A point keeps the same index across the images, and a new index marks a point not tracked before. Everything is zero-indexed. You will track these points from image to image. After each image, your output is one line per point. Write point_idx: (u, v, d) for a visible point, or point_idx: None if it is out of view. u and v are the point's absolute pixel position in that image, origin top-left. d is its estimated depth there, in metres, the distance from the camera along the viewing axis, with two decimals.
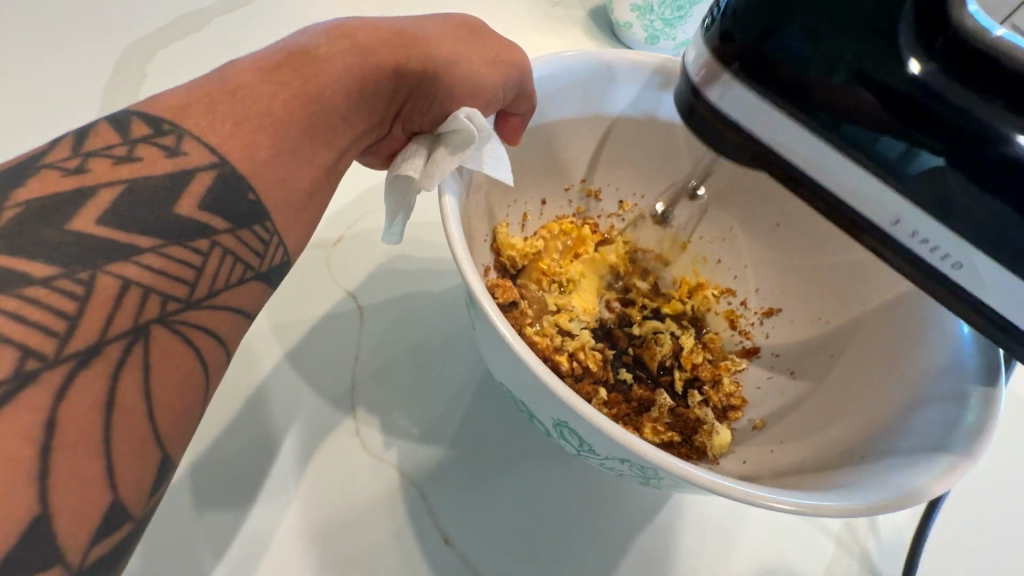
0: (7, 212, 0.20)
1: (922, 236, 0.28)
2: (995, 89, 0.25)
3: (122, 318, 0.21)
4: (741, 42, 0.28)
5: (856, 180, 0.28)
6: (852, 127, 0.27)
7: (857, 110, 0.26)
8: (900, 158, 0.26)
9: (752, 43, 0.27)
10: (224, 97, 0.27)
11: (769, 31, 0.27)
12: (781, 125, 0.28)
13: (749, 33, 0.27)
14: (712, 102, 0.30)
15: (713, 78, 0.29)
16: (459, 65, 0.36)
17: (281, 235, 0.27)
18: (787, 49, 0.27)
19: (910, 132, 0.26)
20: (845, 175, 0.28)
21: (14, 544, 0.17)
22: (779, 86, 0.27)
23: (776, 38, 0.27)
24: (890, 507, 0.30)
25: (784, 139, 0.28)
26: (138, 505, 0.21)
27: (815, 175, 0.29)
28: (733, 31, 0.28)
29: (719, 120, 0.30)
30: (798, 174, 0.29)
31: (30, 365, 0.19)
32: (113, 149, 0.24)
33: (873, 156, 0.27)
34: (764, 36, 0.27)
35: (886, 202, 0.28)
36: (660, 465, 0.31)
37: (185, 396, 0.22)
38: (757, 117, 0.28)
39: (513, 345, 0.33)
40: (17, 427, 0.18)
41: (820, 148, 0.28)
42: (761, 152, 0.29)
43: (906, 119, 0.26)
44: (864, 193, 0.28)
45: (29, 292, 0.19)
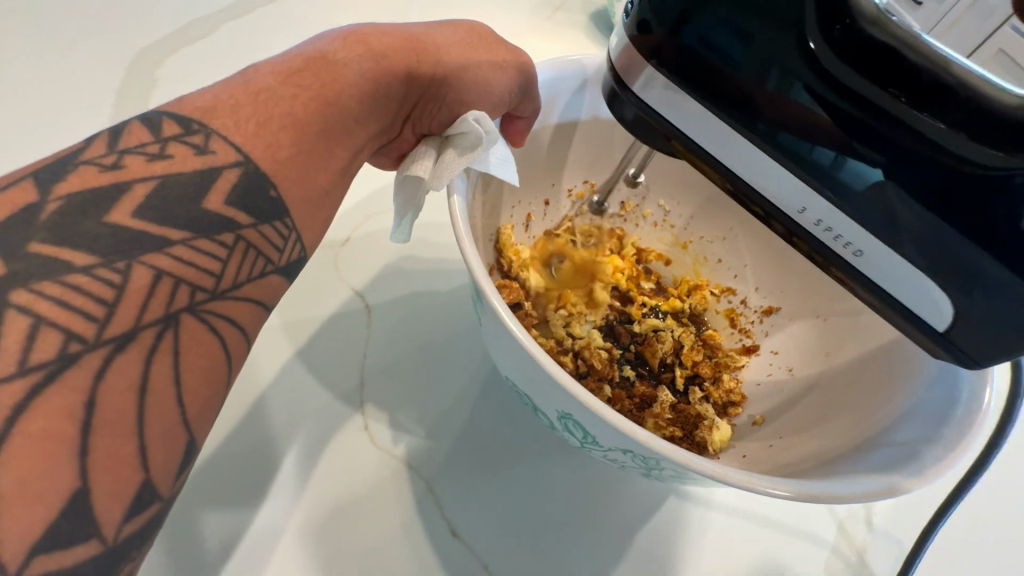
0: (49, 205, 0.22)
1: (844, 232, 0.29)
2: (897, 84, 0.26)
3: (155, 306, 0.22)
4: (660, 35, 0.29)
5: (780, 175, 0.30)
6: (784, 133, 0.28)
7: (778, 110, 0.28)
8: (823, 157, 0.28)
9: (669, 37, 0.29)
10: (248, 99, 0.28)
11: (685, 23, 0.28)
12: (701, 123, 0.30)
13: (665, 27, 0.29)
14: (640, 97, 0.32)
15: (636, 69, 0.31)
16: (468, 70, 0.38)
17: (300, 231, 0.29)
18: (708, 46, 0.28)
19: (847, 139, 0.28)
20: (768, 171, 0.30)
21: (57, 516, 0.18)
22: (702, 83, 0.29)
23: (693, 32, 0.28)
24: (884, 496, 0.32)
25: (709, 136, 0.30)
26: (167, 486, 0.22)
27: (740, 170, 0.31)
28: (652, 22, 0.29)
29: (652, 117, 0.32)
30: (727, 172, 0.31)
31: (72, 347, 0.20)
32: (145, 147, 0.25)
33: (789, 155, 0.29)
34: (682, 33, 0.29)
35: (809, 199, 0.29)
36: (663, 455, 0.32)
37: (211, 381, 0.24)
38: (682, 111, 0.30)
39: (521, 339, 0.34)
40: (61, 405, 0.19)
41: (744, 145, 0.30)
42: (686, 143, 0.32)
43: (832, 117, 0.27)
44: (785, 190, 0.30)
45: (71, 279, 0.21)
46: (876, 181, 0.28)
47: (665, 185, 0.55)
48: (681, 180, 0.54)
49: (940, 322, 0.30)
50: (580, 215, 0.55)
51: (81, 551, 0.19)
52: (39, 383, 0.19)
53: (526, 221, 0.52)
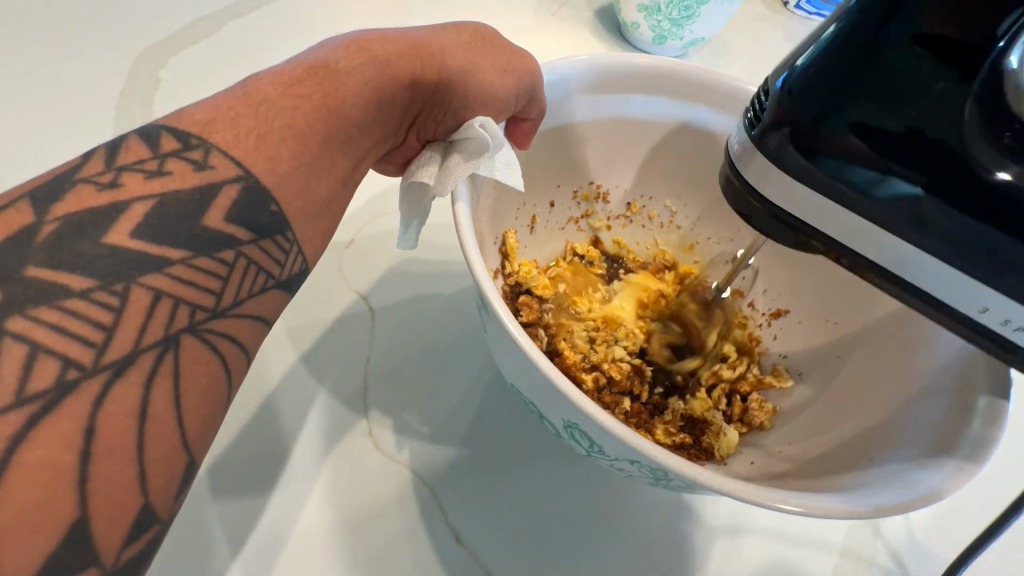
0: (44, 226, 0.21)
1: (920, 264, 0.29)
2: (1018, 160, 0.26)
3: (155, 328, 0.22)
4: (797, 120, 0.28)
5: (857, 222, 0.29)
6: (863, 173, 0.28)
7: (863, 160, 0.28)
8: (897, 195, 0.28)
9: (805, 125, 0.28)
10: (247, 110, 0.28)
11: (822, 119, 0.28)
12: (799, 197, 0.30)
13: (803, 118, 0.28)
14: (753, 183, 0.31)
15: (751, 157, 0.31)
16: (473, 74, 0.37)
17: (301, 244, 0.28)
18: (838, 132, 0.28)
19: (909, 175, 0.27)
20: (855, 230, 0.29)
21: (55, 546, 0.18)
22: (817, 155, 0.28)
23: (828, 123, 0.28)
24: (897, 510, 0.31)
25: (816, 213, 0.30)
26: (166, 508, 0.22)
27: (821, 226, 0.30)
28: (787, 111, 0.29)
29: (758, 198, 0.31)
30: (800, 224, 0.31)
31: (70, 374, 0.20)
32: (143, 163, 0.24)
33: (855, 189, 0.28)
34: (818, 121, 0.28)
35: (881, 245, 0.29)
36: (669, 467, 0.32)
37: (212, 402, 0.23)
38: (800, 202, 0.30)
39: (525, 350, 0.34)
40: (59, 434, 0.19)
41: (821, 199, 0.29)
42: (802, 229, 0.31)
43: (899, 164, 0.27)
44: (884, 250, 0.29)
45: (68, 304, 0.20)
46: (912, 195, 0.27)
47: (675, 189, 0.54)
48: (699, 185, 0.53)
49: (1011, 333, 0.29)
50: (585, 217, 0.54)
51: None
52: (36, 412, 0.19)
53: (531, 224, 0.51)
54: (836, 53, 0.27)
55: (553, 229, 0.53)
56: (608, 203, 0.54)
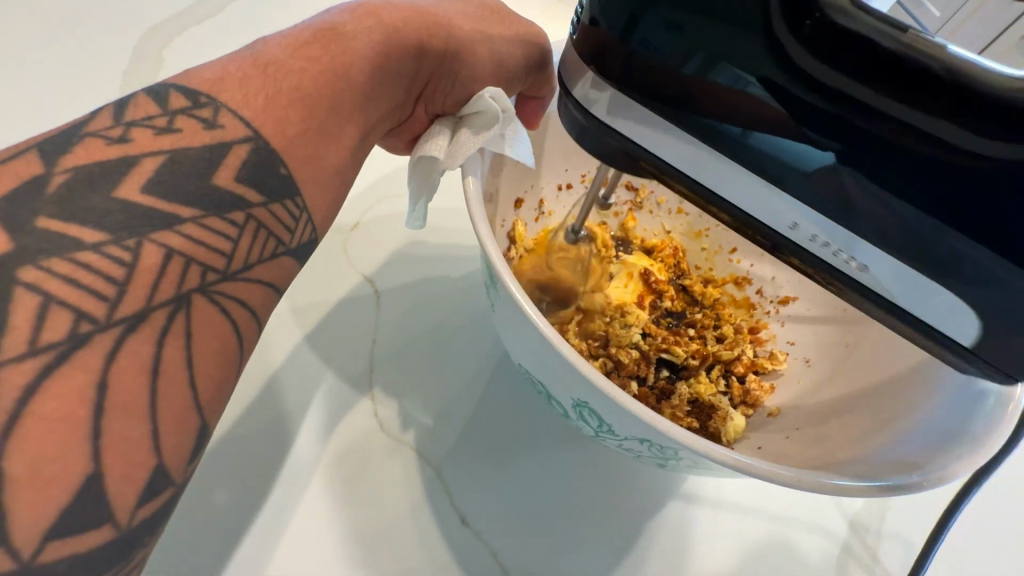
0: (54, 178, 0.21)
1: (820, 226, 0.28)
2: (909, 87, 0.24)
3: (166, 286, 0.21)
4: (605, 32, 0.28)
5: (696, 150, 0.29)
6: (728, 124, 0.27)
7: (702, 91, 0.27)
8: (775, 146, 0.27)
9: (612, 36, 0.28)
10: (256, 72, 0.27)
11: (633, 25, 0.27)
12: (644, 127, 0.29)
13: (610, 25, 0.27)
14: (578, 100, 0.31)
15: (578, 72, 0.30)
16: (480, 44, 0.37)
17: (311, 212, 0.28)
18: (649, 49, 0.27)
19: (798, 127, 0.26)
20: (707, 165, 0.29)
21: (70, 500, 0.18)
22: (645, 82, 0.28)
23: (639, 33, 0.27)
24: (905, 489, 0.31)
25: (651, 133, 0.29)
26: (180, 471, 0.21)
27: (673, 163, 0.30)
28: (598, 19, 0.28)
29: (599, 126, 0.31)
30: (644, 154, 0.30)
31: (83, 327, 0.19)
32: (153, 119, 0.24)
33: (705, 129, 0.28)
34: (628, 31, 0.27)
35: (711, 165, 0.29)
36: (683, 444, 0.32)
37: (223, 366, 0.23)
38: (641, 125, 0.29)
39: (538, 325, 0.33)
40: (72, 386, 0.19)
41: (677, 134, 0.29)
42: (649, 158, 0.30)
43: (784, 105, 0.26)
44: (744, 193, 0.29)
45: (79, 257, 0.20)
46: (825, 164, 0.26)
47: None
48: None
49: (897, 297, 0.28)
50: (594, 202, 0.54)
51: (94, 536, 0.19)
52: (49, 363, 0.18)
53: (539, 208, 0.51)
54: None
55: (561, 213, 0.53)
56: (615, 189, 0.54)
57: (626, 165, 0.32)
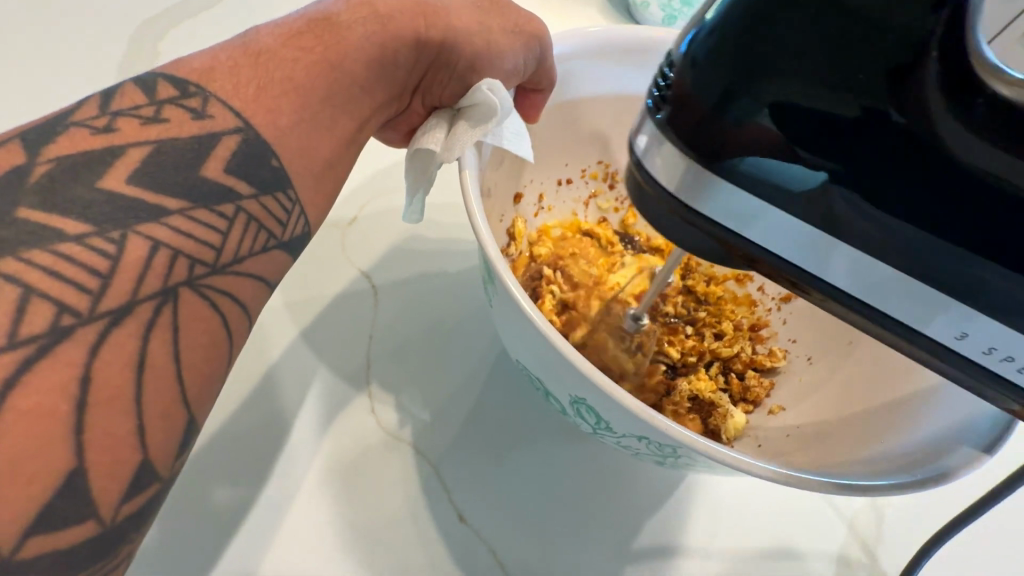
0: (38, 167, 0.21)
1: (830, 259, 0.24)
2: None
3: (152, 279, 0.21)
4: (699, 106, 0.23)
5: (752, 215, 0.24)
6: (791, 180, 0.23)
7: (766, 148, 0.22)
8: (836, 209, 0.22)
9: (710, 110, 0.23)
10: (247, 61, 0.27)
11: (727, 100, 0.22)
12: (738, 211, 0.24)
13: (707, 98, 0.23)
14: (656, 177, 0.25)
15: (657, 147, 0.25)
16: (479, 35, 0.36)
17: (303, 205, 0.27)
18: (740, 121, 0.22)
19: (863, 185, 0.22)
20: (811, 246, 0.24)
21: (51, 496, 0.18)
22: (753, 160, 0.23)
23: (739, 108, 0.22)
24: (904, 488, 0.31)
25: (749, 220, 0.24)
26: (166, 467, 0.21)
27: (738, 231, 0.25)
28: (691, 96, 0.23)
29: (676, 207, 0.25)
30: (709, 225, 0.25)
31: (65, 320, 0.19)
32: (140, 109, 0.23)
33: (760, 187, 0.23)
34: (722, 104, 0.22)
35: (820, 249, 0.24)
36: (682, 442, 0.31)
37: (211, 361, 0.22)
38: (735, 208, 0.24)
39: (535, 321, 0.33)
40: (54, 381, 0.18)
41: (742, 200, 0.24)
42: (737, 239, 0.25)
43: (851, 166, 0.22)
44: (864, 279, 0.24)
45: (62, 248, 0.20)
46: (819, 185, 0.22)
47: None
48: None
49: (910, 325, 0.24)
50: (594, 196, 0.53)
51: (77, 533, 0.18)
52: (30, 356, 0.18)
53: (538, 203, 0.50)
54: (741, 21, 0.22)
55: (561, 209, 0.52)
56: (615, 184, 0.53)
57: (709, 249, 0.26)
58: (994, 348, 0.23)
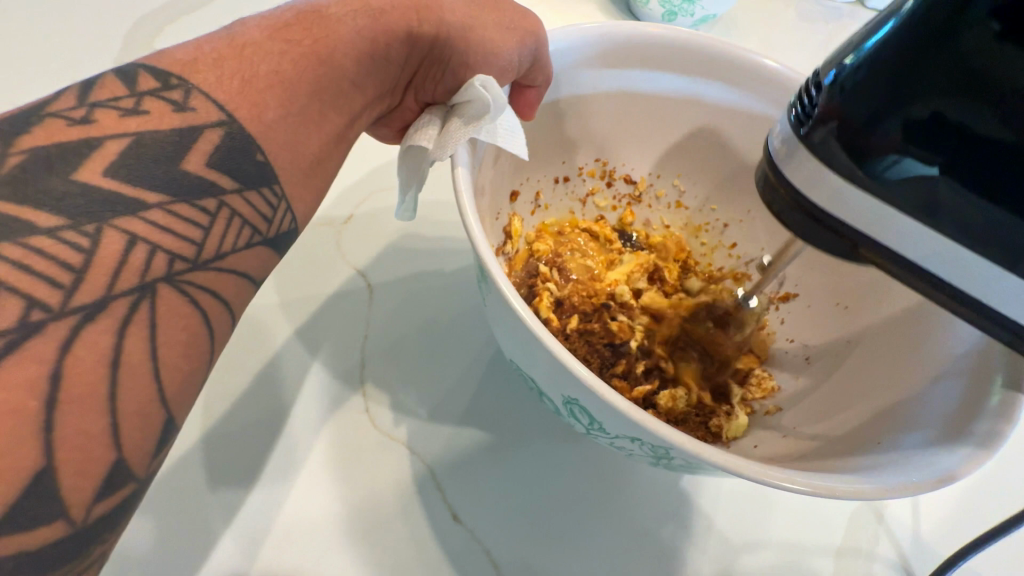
0: (10, 158, 0.20)
1: (923, 248, 0.26)
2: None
3: (129, 274, 0.21)
4: (850, 121, 0.25)
5: (893, 220, 0.26)
6: (942, 191, 0.25)
7: (923, 165, 0.24)
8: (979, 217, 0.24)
9: (858, 125, 0.25)
10: (232, 53, 0.26)
11: (879, 118, 0.24)
12: (872, 216, 0.26)
13: (857, 115, 0.25)
14: (792, 181, 0.27)
15: (798, 158, 0.27)
16: (473, 30, 0.35)
17: (290, 201, 0.27)
18: (895, 138, 0.24)
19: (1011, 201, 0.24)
20: (918, 240, 0.26)
21: (19, 495, 0.17)
22: (895, 171, 0.25)
23: (889, 124, 0.24)
24: (906, 491, 0.29)
25: (874, 221, 0.26)
26: (142, 465, 0.21)
27: (873, 235, 0.26)
28: (840, 113, 0.25)
29: (804, 207, 0.27)
30: (848, 232, 0.27)
31: (35, 315, 0.18)
32: (119, 100, 0.23)
33: (903, 196, 0.25)
34: (873, 121, 0.25)
35: (928, 242, 0.26)
36: (676, 445, 0.31)
37: (190, 357, 0.22)
38: (863, 212, 0.26)
39: (528, 322, 0.32)
40: (22, 377, 0.18)
41: (886, 207, 0.26)
42: (854, 237, 0.27)
43: (993, 181, 0.24)
44: (952, 266, 0.26)
45: (34, 242, 0.19)
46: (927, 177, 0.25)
47: (686, 165, 0.52)
48: (715, 168, 0.51)
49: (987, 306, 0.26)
50: (592, 194, 0.53)
51: (49, 532, 0.18)
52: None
53: (535, 201, 0.50)
54: (899, 46, 0.24)
55: (558, 207, 0.52)
56: (613, 182, 0.53)
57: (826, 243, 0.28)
58: None
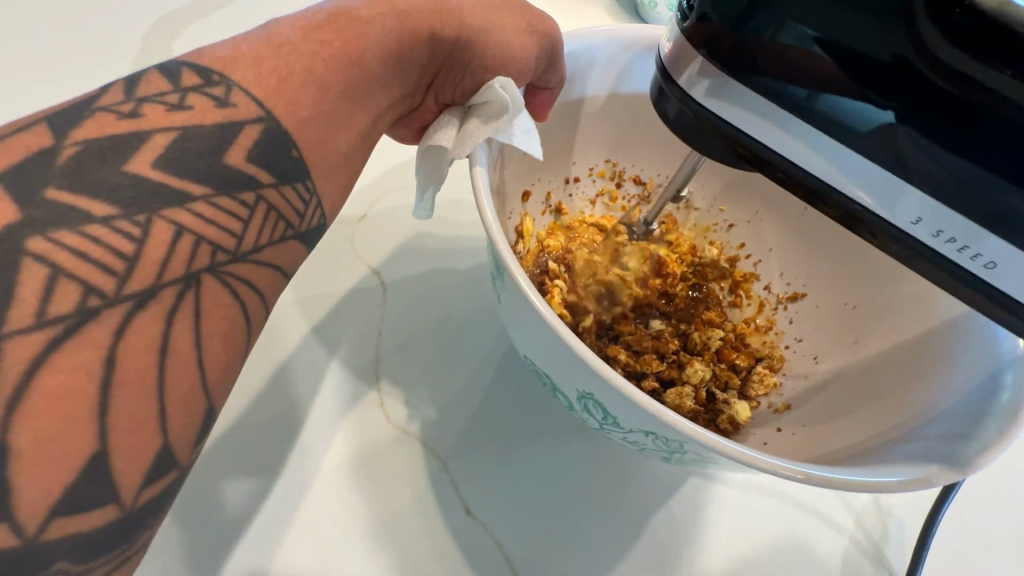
0: (65, 150, 0.21)
1: (853, 174, 0.26)
2: (1011, 53, 0.22)
3: (176, 264, 0.21)
4: (719, 24, 0.26)
5: (779, 123, 0.27)
6: (812, 89, 0.25)
7: (788, 63, 0.25)
8: (855, 115, 0.25)
9: (728, 28, 0.25)
10: (270, 52, 0.27)
11: (749, 13, 0.25)
12: (755, 119, 0.27)
13: (725, 16, 0.25)
14: (683, 90, 0.28)
15: (682, 64, 0.28)
16: (492, 33, 0.36)
17: (320, 196, 0.27)
18: (763, 32, 0.25)
19: (872, 93, 0.24)
20: (795, 141, 0.27)
21: (74, 477, 0.18)
22: (755, 65, 0.26)
23: (753, 21, 0.25)
24: (926, 484, 0.30)
25: (758, 126, 0.27)
26: (185, 453, 0.21)
27: (768, 144, 0.27)
28: (711, 15, 0.26)
29: (698, 115, 0.28)
30: (733, 137, 0.28)
31: (92, 302, 0.19)
32: (165, 96, 0.24)
33: (791, 102, 0.26)
34: (746, 16, 0.25)
35: (809, 148, 0.26)
36: (693, 437, 0.31)
37: (230, 346, 0.22)
38: (745, 114, 0.27)
39: (546, 316, 0.33)
40: (80, 361, 0.18)
41: (766, 108, 0.26)
42: (744, 142, 0.28)
43: (860, 73, 0.24)
44: (851, 174, 0.26)
45: (89, 230, 0.20)
46: (886, 124, 0.24)
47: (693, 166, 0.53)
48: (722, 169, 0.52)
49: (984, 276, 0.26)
50: (601, 195, 0.54)
51: (100, 515, 0.18)
52: (57, 336, 0.18)
53: (546, 201, 0.50)
54: None
55: (569, 206, 0.52)
56: (622, 183, 0.53)
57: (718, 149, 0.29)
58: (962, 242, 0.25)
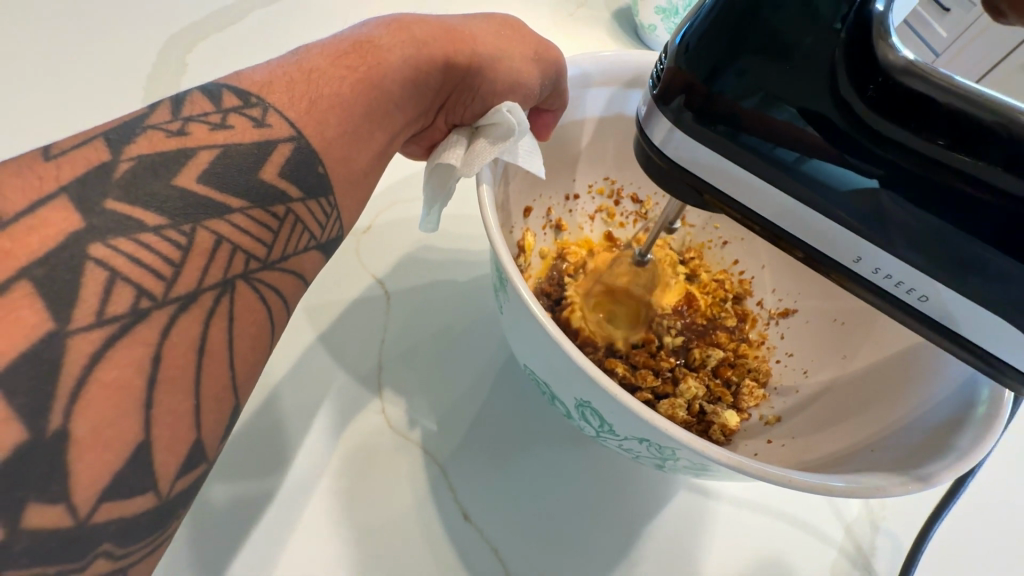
0: (121, 164, 0.23)
1: (820, 225, 0.28)
2: (936, 125, 0.25)
3: (215, 271, 0.23)
4: (692, 78, 0.28)
5: (749, 182, 0.28)
6: (781, 148, 0.27)
7: (758, 123, 0.27)
8: (827, 174, 0.27)
9: (700, 84, 0.27)
10: (301, 76, 0.29)
11: (715, 76, 0.27)
12: (724, 175, 0.29)
13: (698, 74, 0.27)
14: (660, 147, 0.30)
15: (655, 118, 0.30)
16: (502, 61, 0.39)
17: (340, 210, 0.29)
18: (729, 94, 0.27)
19: (841, 155, 0.26)
20: (766, 194, 0.28)
21: (122, 465, 0.19)
22: (724, 121, 0.27)
23: (719, 83, 0.27)
24: (901, 490, 0.32)
25: (732, 185, 0.29)
26: (214, 447, 0.22)
27: (741, 197, 0.29)
28: (685, 69, 0.28)
29: (670, 163, 0.30)
30: (704, 185, 0.30)
31: (143, 303, 0.21)
32: (208, 115, 0.26)
33: (771, 161, 0.27)
34: (711, 79, 0.27)
35: (777, 203, 0.28)
36: (684, 443, 0.33)
37: (257, 349, 0.24)
38: (717, 171, 0.29)
39: (548, 329, 0.35)
40: (132, 357, 0.20)
41: (740, 163, 0.28)
42: (718, 196, 0.30)
43: (823, 134, 0.26)
44: (823, 230, 0.28)
45: (142, 237, 0.21)
46: (856, 184, 0.26)
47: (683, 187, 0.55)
48: None
49: (927, 308, 0.28)
50: (600, 212, 0.56)
51: (140, 501, 0.20)
52: (112, 334, 0.20)
53: (547, 216, 0.52)
54: (730, 7, 0.26)
55: (570, 222, 0.55)
56: (620, 201, 0.56)
57: (690, 196, 0.31)
58: (921, 291, 0.27)
